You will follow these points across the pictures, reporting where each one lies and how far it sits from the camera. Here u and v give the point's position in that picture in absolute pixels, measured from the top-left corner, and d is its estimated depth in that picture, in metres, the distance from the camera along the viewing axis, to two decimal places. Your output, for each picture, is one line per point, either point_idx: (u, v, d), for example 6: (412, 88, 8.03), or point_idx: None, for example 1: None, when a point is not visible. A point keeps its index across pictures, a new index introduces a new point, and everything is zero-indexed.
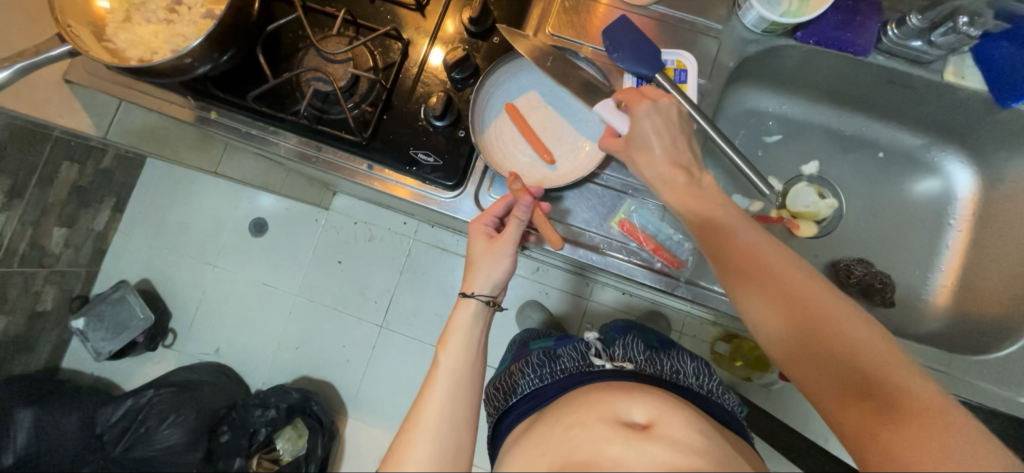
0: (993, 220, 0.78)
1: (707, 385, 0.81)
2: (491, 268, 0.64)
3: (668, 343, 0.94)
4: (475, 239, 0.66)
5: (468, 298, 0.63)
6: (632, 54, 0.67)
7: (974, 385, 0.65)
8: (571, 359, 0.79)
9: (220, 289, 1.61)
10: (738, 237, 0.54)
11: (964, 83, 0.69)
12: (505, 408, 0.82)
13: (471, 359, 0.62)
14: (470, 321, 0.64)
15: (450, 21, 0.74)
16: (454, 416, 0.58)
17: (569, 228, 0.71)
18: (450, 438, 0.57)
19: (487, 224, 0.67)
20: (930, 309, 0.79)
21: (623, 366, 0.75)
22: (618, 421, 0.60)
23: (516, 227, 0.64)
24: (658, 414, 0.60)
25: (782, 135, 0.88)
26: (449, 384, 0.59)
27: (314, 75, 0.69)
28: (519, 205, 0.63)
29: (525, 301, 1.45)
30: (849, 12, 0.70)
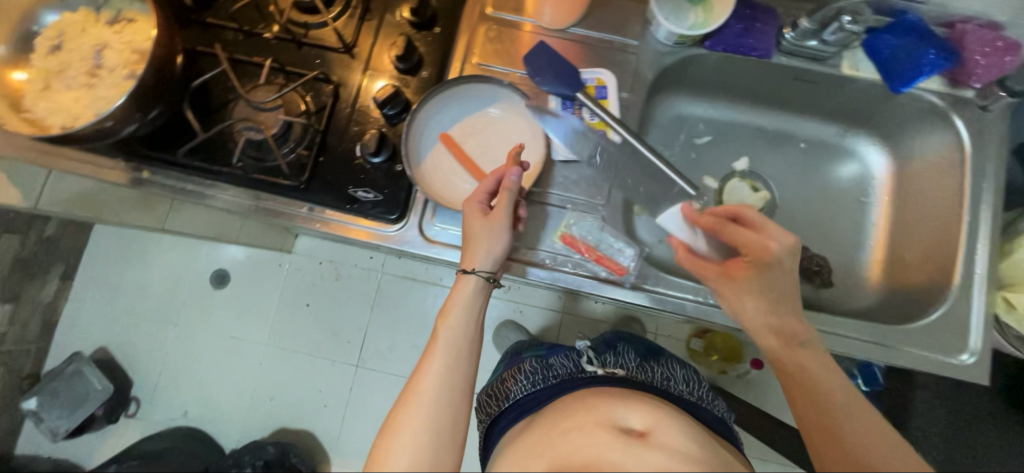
0: (909, 195, 0.83)
1: (698, 392, 0.83)
2: (491, 242, 0.65)
3: (656, 349, 0.95)
4: (470, 215, 0.67)
5: (469, 273, 0.65)
6: (553, 74, 0.72)
7: (905, 351, 0.70)
8: (563, 366, 0.81)
9: (183, 348, 1.54)
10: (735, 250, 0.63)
11: (860, 74, 0.75)
12: (497, 413, 0.83)
13: (468, 334, 0.64)
14: (470, 297, 0.65)
15: (378, 60, 0.76)
16: (451, 390, 0.60)
17: (538, 253, 0.72)
18: (448, 412, 0.59)
19: (480, 200, 0.68)
20: (866, 285, 0.84)
21: (613, 372, 0.79)
22: (616, 427, 0.61)
23: (509, 199, 0.66)
24: (653, 422, 0.62)
25: (711, 136, 0.92)
26: (447, 358, 0.62)
27: (246, 125, 0.70)
28: (508, 175, 0.66)
29: (498, 321, 1.45)
30: (748, 21, 0.75)
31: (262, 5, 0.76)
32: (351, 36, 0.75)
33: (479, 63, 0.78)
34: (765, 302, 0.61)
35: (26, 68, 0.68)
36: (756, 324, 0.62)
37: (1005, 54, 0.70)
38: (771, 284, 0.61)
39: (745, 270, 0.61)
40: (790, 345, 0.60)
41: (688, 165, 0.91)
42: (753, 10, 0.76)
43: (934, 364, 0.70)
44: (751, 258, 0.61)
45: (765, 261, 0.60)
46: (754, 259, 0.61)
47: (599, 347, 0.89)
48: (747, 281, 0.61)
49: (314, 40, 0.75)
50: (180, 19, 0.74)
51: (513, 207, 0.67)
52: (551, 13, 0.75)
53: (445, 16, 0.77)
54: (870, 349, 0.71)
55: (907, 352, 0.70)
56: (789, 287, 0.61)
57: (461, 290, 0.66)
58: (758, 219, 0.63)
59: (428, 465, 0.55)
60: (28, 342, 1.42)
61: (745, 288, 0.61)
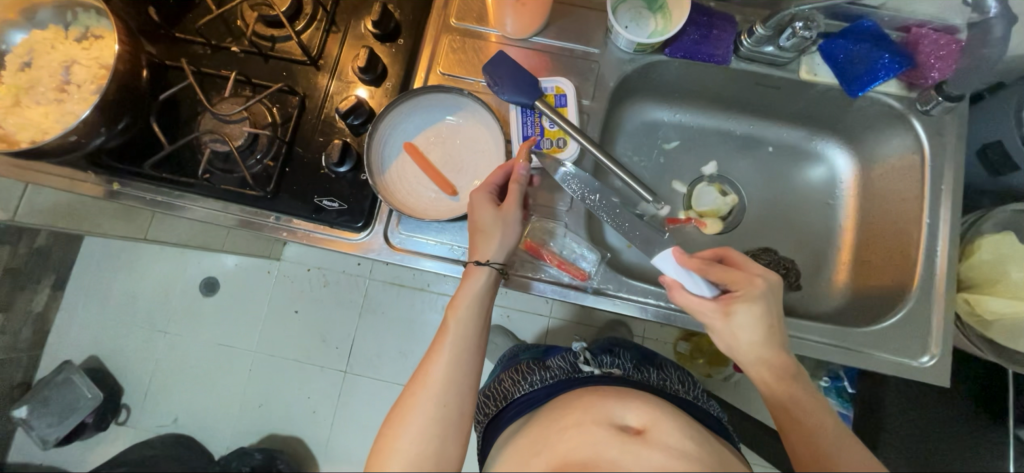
0: (875, 196, 0.83)
1: (693, 391, 0.84)
2: (503, 234, 0.66)
3: (651, 353, 0.95)
4: (479, 207, 0.67)
5: (482, 265, 0.65)
6: (511, 83, 0.73)
7: (868, 354, 0.71)
8: (560, 366, 0.82)
9: (173, 355, 1.56)
10: (728, 271, 0.62)
11: (818, 79, 0.76)
12: (495, 412, 0.84)
13: (476, 326, 0.64)
14: (480, 290, 0.65)
15: (343, 71, 0.77)
16: (456, 382, 0.60)
17: (525, 262, 0.74)
18: (455, 402, 0.59)
19: (488, 193, 0.68)
20: (834, 287, 0.84)
21: (610, 372, 0.80)
22: (613, 424, 0.61)
23: (518, 190, 0.67)
24: (650, 420, 0.62)
25: (680, 140, 0.93)
26: (455, 350, 0.62)
27: (212, 137, 0.71)
28: (517, 169, 0.68)
29: None
30: (706, 28, 0.76)
31: (230, 20, 0.78)
32: (317, 48, 0.76)
33: (443, 73, 0.79)
34: (757, 338, 0.59)
35: None
36: (749, 358, 0.60)
37: (943, 64, 0.72)
38: (763, 313, 0.59)
39: (738, 310, 0.59)
40: (780, 376, 0.59)
41: (657, 170, 0.92)
42: (711, 18, 0.77)
43: (895, 365, 0.71)
44: (742, 298, 0.59)
45: (755, 301, 0.59)
46: (746, 298, 0.59)
47: (595, 349, 0.90)
48: (740, 321, 0.59)
49: (281, 53, 0.77)
50: (149, 34, 0.76)
51: (522, 200, 0.68)
52: (513, 23, 0.77)
53: (409, 28, 0.79)
54: (831, 351, 0.71)
55: (867, 354, 0.70)
56: (779, 327, 0.60)
57: (472, 284, 0.65)
58: (742, 260, 0.63)
59: (433, 456, 0.55)
60: (20, 350, 1.41)
61: (739, 329, 0.60)
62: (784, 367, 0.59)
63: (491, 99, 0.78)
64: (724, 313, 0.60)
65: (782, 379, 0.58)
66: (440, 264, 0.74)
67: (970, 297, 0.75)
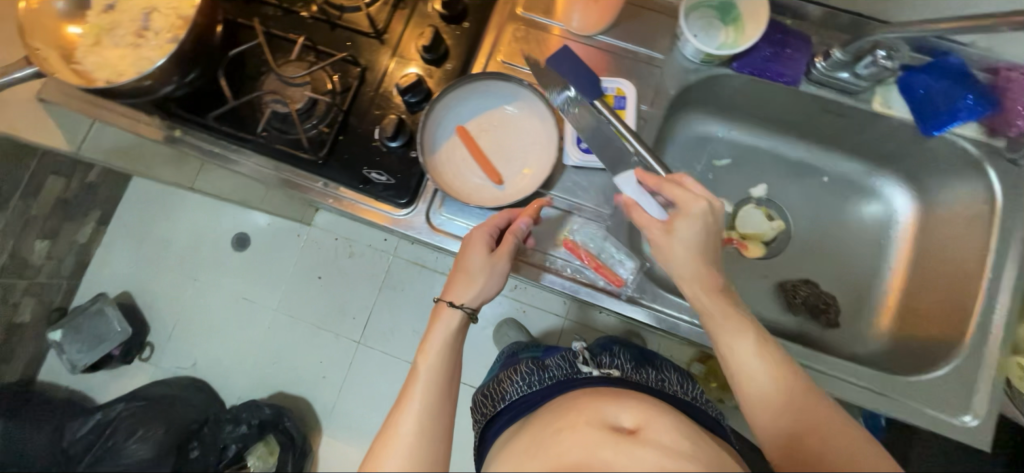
0: (932, 242, 0.80)
1: (692, 392, 0.84)
2: (484, 283, 0.67)
3: (651, 354, 0.97)
4: (470, 248, 0.68)
5: (455, 307, 0.66)
6: (572, 80, 0.71)
7: (907, 404, 0.68)
8: (558, 366, 0.82)
9: (200, 303, 1.61)
10: (679, 190, 0.60)
11: (892, 111, 0.73)
12: (492, 413, 0.84)
13: (450, 366, 0.64)
14: (452, 331, 0.66)
15: (408, 46, 0.78)
16: (429, 430, 0.58)
17: (546, 257, 0.73)
18: (428, 450, 0.57)
19: (488, 235, 0.68)
20: (873, 330, 0.81)
21: (609, 373, 0.79)
22: (607, 425, 0.60)
23: (512, 243, 0.68)
24: (645, 420, 0.61)
25: (731, 159, 0.90)
26: (425, 397, 0.60)
27: (274, 98, 0.74)
28: (519, 222, 0.68)
29: (501, 318, 1.45)
30: (779, 46, 0.74)
31: None
32: (383, 22, 0.77)
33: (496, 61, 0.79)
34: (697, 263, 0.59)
35: (80, 23, 0.72)
36: (680, 270, 0.60)
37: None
38: (701, 234, 0.59)
39: (680, 227, 0.59)
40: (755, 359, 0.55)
41: (703, 187, 0.90)
42: (785, 35, 0.75)
43: (934, 419, 0.67)
44: (682, 214, 0.59)
45: (696, 219, 0.58)
46: (688, 216, 0.59)
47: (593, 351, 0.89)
48: (683, 237, 0.59)
49: (348, 23, 0.78)
50: None
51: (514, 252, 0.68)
52: (580, 19, 0.76)
53: (476, 12, 0.79)
54: (862, 393, 0.69)
55: (897, 401, 0.68)
56: (713, 247, 0.60)
57: (445, 324, 0.66)
58: (697, 184, 0.61)
59: None
60: (60, 277, 1.51)
61: (678, 244, 0.59)
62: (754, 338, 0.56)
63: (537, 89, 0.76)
64: (665, 230, 0.60)
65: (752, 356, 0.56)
66: None
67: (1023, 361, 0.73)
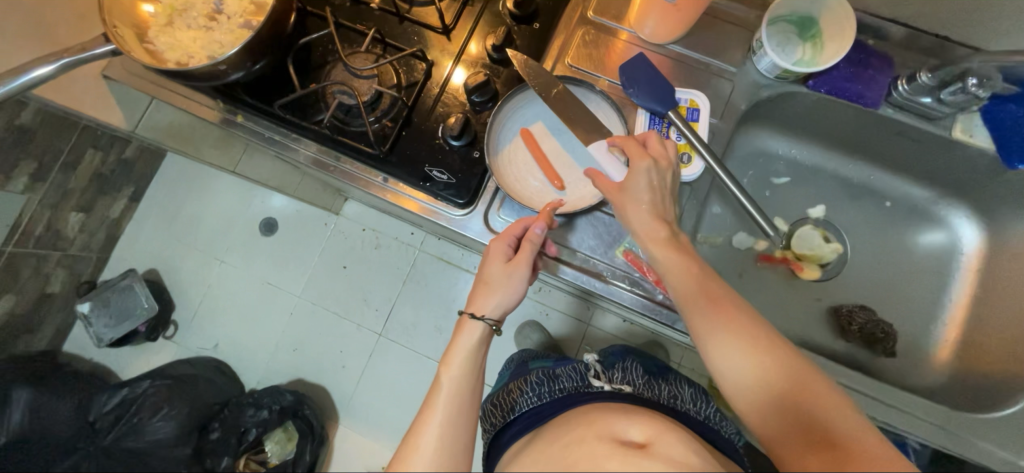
0: (999, 276, 0.77)
1: (705, 411, 0.81)
2: (503, 291, 0.66)
3: (666, 368, 0.96)
4: (491, 259, 0.67)
5: (476, 319, 0.65)
6: (648, 89, 0.69)
7: (973, 443, 0.65)
8: (569, 380, 0.80)
9: (226, 284, 1.62)
10: (633, 146, 0.63)
11: (973, 141, 0.71)
12: (502, 424, 0.84)
13: (472, 378, 0.64)
14: (474, 343, 0.65)
15: (475, 44, 0.77)
16: (451, 442, 0.59)
17: (572, 253, 0.73)
18: (448, 462, 0.58)
19: (507, 245, 0.67)
20: (930, 362, 0.79)
21: (621, 388, 0.77)
22: (616, 439, 0.59)
23: (529, 250, 0.66)
24: (655, 434, 0.60)
25: (790, 177, 0.88)
26: (447, 409, 0.61)
27: (340, 88, 0.73)
28: (535, 228, 0.67)
29: (524, 320, 1.44)
30: (861, 66, 0.72)
31: None
32: (454, 19, 0.76)
33: (507, 50, 0.73)
34: (647, 217, 0.61)
35: (154, 3, 0.72)
36: (634, 226, 0.62)
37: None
38: (653, 189, 0.62)
39: (630, 180, 0.62)
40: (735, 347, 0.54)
41: (758, 203, 0.88)
42: (867, 56, 0.73)
43: (1002, 460, 0.65)
44: (632, 164, 0.62)
45: (647, 171, 0.61)
46: (637, 165, 0.62)
47: (603, 366, 0.88)
48: (636, 191, 0.61)
49: (417, 17, 0.77)
50: None
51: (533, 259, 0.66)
52: (654, 26, 0.74)
53: (546, 13, 0.78)
54: (918, 426, 0.67)
55: (953, 435, 0.66)
56: (661, 197, 0.62)
57: (466, 337, 0.66)
58: (656, 142, 0.64)
59: None
60: (91, 250, 1.52)
61: (631, 197, 0.61)
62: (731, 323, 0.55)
63: (529, 77, 0.71)
64: (620, 185, 0.62)
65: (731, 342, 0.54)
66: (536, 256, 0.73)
67: None
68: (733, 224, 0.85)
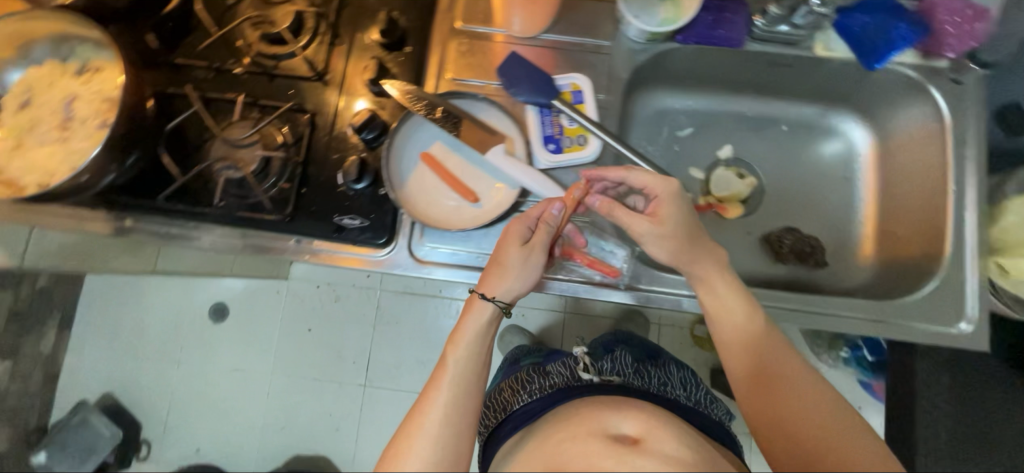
0: (894, 166, 0.83)
1: (695, 396, 0.84)
2: (521, 275, 0.64)
3: (655, 350, 0.99)
4: (507, 241, 0.65)
5: (487, 301, 0.63)
6: (528, 84, 0.71)
7: (909, 325, 0.70)
8: (559, 374, 0.82)
9: (191, 384, 1.53)
10: (655, 182, 0.65)
11: (834, 54, 0.75)
12: (495, 424, 0.84)
13: (478, 361, 0.63)
14: (484, 325, 0.64)
15: (353, 82, 0.75)
16: (454, 425, 0.58)
17: (557, 266, 0.73)
18: (452, 443, 0.57)
19: (525, 226, 0.66)
20: (861, 261, 0.84)
21: (610, 380, 0.79)
22: (607, 435, 0.60)
23: (547, 231, 0.65)
24: (646, 429, 0.61)
25: (693, 127, 0.92)
26: (454, 389, 0.60)
27: (224, 164, 0.70)
28: (552, 208, 0.66)
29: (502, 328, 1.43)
30: (716, 11, 0.75)
31: (230, 39, 0.74)
32: (324, 64, 0.74)
33: (384, 81, 0.72)
34: (688, 248, 0.63)
35: None
36: (684, 260, 0.64)
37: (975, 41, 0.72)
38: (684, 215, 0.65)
39: (666, 214, 0.64)
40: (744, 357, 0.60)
41: (672, 159, 0.91)
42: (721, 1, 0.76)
43: (934, 334, 0.70)
44: (665, 198, 0.64)
45: (673, 198, 0.64)
46: (668, 197, 0.64)
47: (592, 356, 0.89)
48: (671, 224, 0.64)
49: (286, 71, 0.74)
50: (145, 61, 0.71)
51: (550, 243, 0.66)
52: (521, 22, 0.75)
53: (416, 35, 0.77)
54: (862, 324, 0.71)
55: (892, 323, 0.70)
56: (695, 227, 0.65)
57: (476, 318, 0.64)
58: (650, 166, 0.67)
59: None
60: None
61: (672, 228, 0.64)
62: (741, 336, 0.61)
63: (410, 103, 0.71)
64: (655, 220, 0.64)
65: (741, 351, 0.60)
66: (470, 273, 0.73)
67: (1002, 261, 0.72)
68: None
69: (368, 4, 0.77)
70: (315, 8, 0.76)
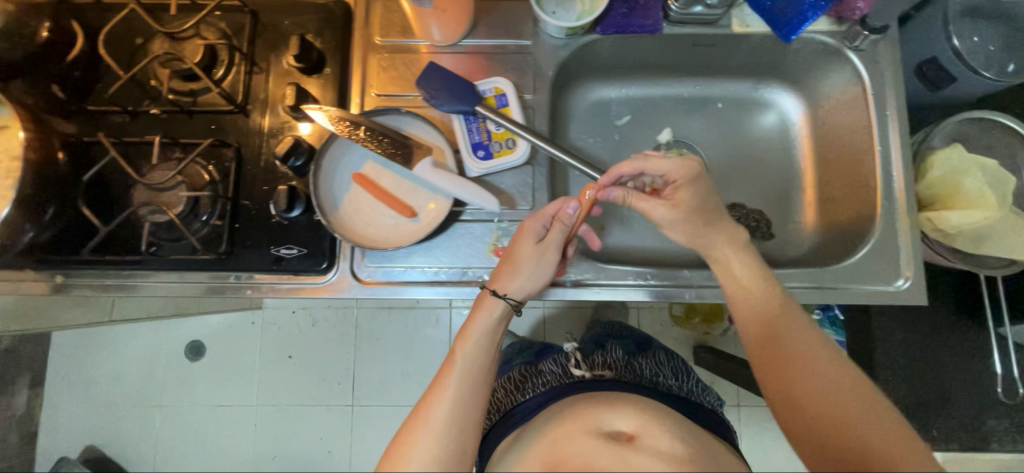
0: (826, 132, 0.84)
1: (686, 386, 0.86)
2: (533, 271, 0.65)
3: (646, 339, 0.99)
4: (520, 239, 0.67)
5: (498, 297, 0.64)
6: (448, 93, 0.70)
7: (849, 289, 0.71)
8: (551, 371, 0.83)
9: (176, 426, 1.51)
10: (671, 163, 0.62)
11: (751, 30, 0.77)
12: (490, 425, 0.85)
13: (484, 359, 0.61)
14: (494, 321, 0.63)
15: (275, 110, 0.73)
16: (459, 421, 0.57)
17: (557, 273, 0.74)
18: (457, 442, 0.56)
19: (541, 224, 0.67)
20: (805, 229, 0.85)
21: (602, 374, 0.80)
22: (603, 433, 0.60)
23: (560, 229, 0.66)
24: (641, 426, 0.61)
25: (630, 115, 0.92)
26: (459, 388, 0.59)
27: (149, 209, 0.68)
28: (567, 208, 0.67)
29: None
30: (632, 0, 0.76)
31: (143, 79, 0.72)
32: (242, 94, 0.72)
33: (302, 106, 0.71)
34: (703, 229, 0.63)
35: None
36: (704, 241, 0.64)
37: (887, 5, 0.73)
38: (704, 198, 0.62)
39: (684, 199, 0.62)
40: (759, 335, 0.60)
41: (614, 149, 0.90)
42: None
43: (875, 293, 0.71)
44: (684, 183, 0.61)
45: (694, 182, 0.61)
46: (687, 183, 0.61)
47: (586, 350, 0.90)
48: (689, 207, 0.62)
49: (205, 107, 0.73)
50: (58, 112, 0.70)
51: (562, 241, 0.66)
52: (439, 30, 0.74)
53: (334, 55, 0.75)
54: (812, 293, 0.71)
55: (833, 289, 0.71)
56: (715, 210, 0.63)
57: (486, 315, 0.63)
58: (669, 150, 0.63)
59: None
60: None
61: (689, 212, 0.62)
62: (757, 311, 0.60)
63: (334, 122, 0.68)
64: (672, 205, 0.63)
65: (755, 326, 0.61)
66: (417, 289, 0.71)
67: (930, 215, 0.73)
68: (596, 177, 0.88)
69: (282, 28, 0.75)
70: (227, 38, 0.74)
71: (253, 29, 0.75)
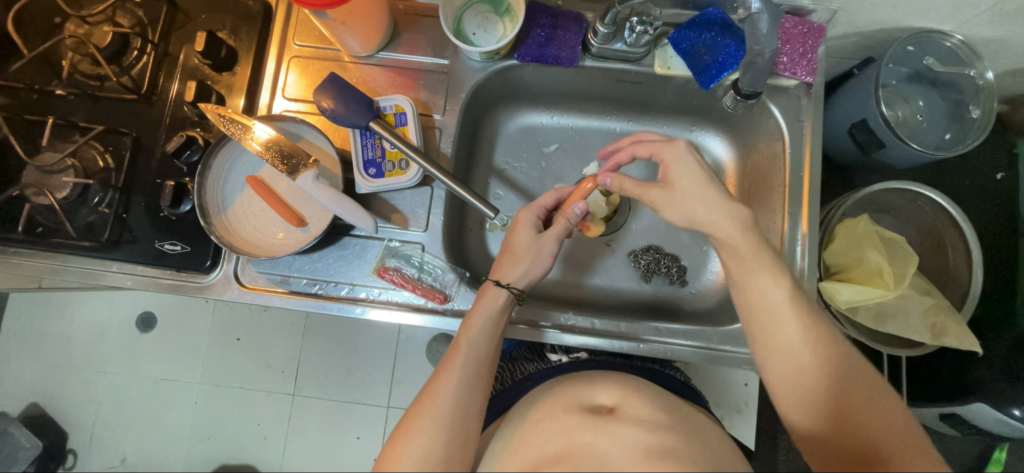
0: (749, 183, 0.81)
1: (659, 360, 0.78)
2: (531, 261, 0.65)
3: None
4: (523, 227, 0.67)
5: (500, 286, 0.64)
6: (344, 106, 0.68)
7: (725, 351, 0.72)
8: (526, 358, 0.79)
9: (105, 401, 1.27)
10: (667, 152, 0.61)
11: (672, 72, 0.74)
12: None
13: (489, 346, 0.61)
14: (497, 310, 0.63)
15: (178, 104, 0.73)
16: (464, 406, 0.56)
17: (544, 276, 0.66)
18: (459, 425, 0.55)
19: (535, 215, 0.68)
20: (716, 283, 0.84)
21: (579, 357, 0.75)
22: (583, 407, 0.56)
23: (562, 225, 0.66)
24: (621, 396, 0.57)
25: (558, 143, 0.88)
26: (465, 372, 0.58)
27: (33, 191, 0.68)
28: (574, 207, 0.66)
29: (433, 336, 1.31)
30: (550, 29, 0.74)
31: (51, 60, 0.73)
32: (146, 83, 0.72)
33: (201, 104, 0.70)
34: (708, 198, 0.58)
35: None
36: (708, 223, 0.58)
37: (808, 64, 0.72)
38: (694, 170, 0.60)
39: (675, 175, 0.60)
40: (801, 404, 0.51)
41: (538, 178, 0.87)
42: (555, 18, 0.74)
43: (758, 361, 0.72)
44: (672, 162, 0.60)
45: (683, 159, 0.60)
46: (676, 160, 0.60)
47: None
48: (683, 185, 0.59)
49: (109, 92, 0.72)
50: None
51: (563, 234, 0.67)
52: (355, 41, 0.72)
53: (245, 55, 0.75)
54: (698, 353, 0.72)
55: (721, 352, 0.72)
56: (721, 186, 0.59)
57: (489, 302, 0.63)
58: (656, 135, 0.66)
59: None
60: None
61: (683, 193, 0.59)
62: (790, 368, 0.52)
63: (224, 125, 0.68)
64: (666, 185, 0.60)
65: (797, 400, 0.51)
66: (296, 301, 0.70)
67: (825, 285, 0.71)
68: (516, 204, 0.87)
69: (197, 23, 0.75)
70: (141, 27, 0.73)
71: (169, 20, 0.75)
